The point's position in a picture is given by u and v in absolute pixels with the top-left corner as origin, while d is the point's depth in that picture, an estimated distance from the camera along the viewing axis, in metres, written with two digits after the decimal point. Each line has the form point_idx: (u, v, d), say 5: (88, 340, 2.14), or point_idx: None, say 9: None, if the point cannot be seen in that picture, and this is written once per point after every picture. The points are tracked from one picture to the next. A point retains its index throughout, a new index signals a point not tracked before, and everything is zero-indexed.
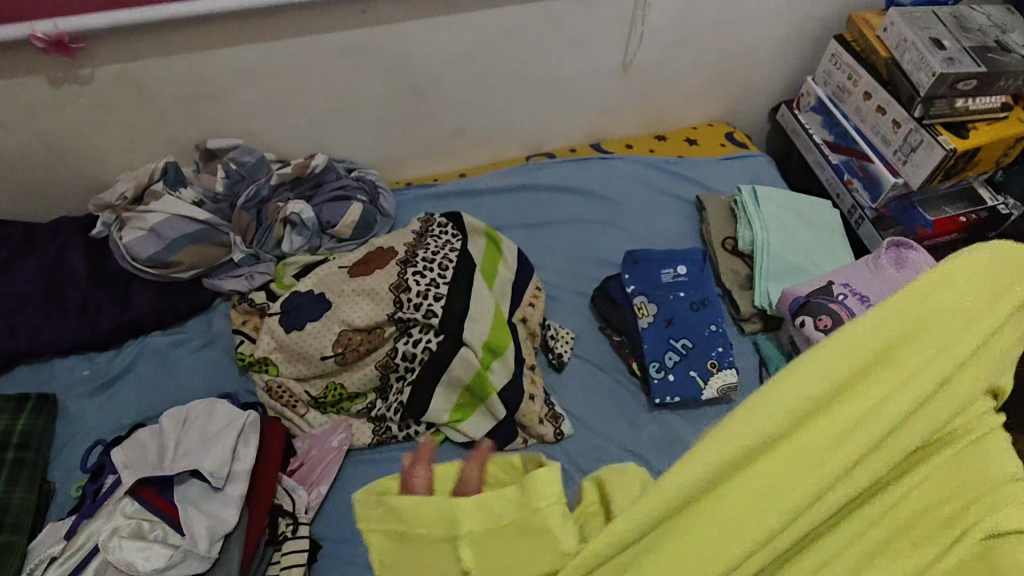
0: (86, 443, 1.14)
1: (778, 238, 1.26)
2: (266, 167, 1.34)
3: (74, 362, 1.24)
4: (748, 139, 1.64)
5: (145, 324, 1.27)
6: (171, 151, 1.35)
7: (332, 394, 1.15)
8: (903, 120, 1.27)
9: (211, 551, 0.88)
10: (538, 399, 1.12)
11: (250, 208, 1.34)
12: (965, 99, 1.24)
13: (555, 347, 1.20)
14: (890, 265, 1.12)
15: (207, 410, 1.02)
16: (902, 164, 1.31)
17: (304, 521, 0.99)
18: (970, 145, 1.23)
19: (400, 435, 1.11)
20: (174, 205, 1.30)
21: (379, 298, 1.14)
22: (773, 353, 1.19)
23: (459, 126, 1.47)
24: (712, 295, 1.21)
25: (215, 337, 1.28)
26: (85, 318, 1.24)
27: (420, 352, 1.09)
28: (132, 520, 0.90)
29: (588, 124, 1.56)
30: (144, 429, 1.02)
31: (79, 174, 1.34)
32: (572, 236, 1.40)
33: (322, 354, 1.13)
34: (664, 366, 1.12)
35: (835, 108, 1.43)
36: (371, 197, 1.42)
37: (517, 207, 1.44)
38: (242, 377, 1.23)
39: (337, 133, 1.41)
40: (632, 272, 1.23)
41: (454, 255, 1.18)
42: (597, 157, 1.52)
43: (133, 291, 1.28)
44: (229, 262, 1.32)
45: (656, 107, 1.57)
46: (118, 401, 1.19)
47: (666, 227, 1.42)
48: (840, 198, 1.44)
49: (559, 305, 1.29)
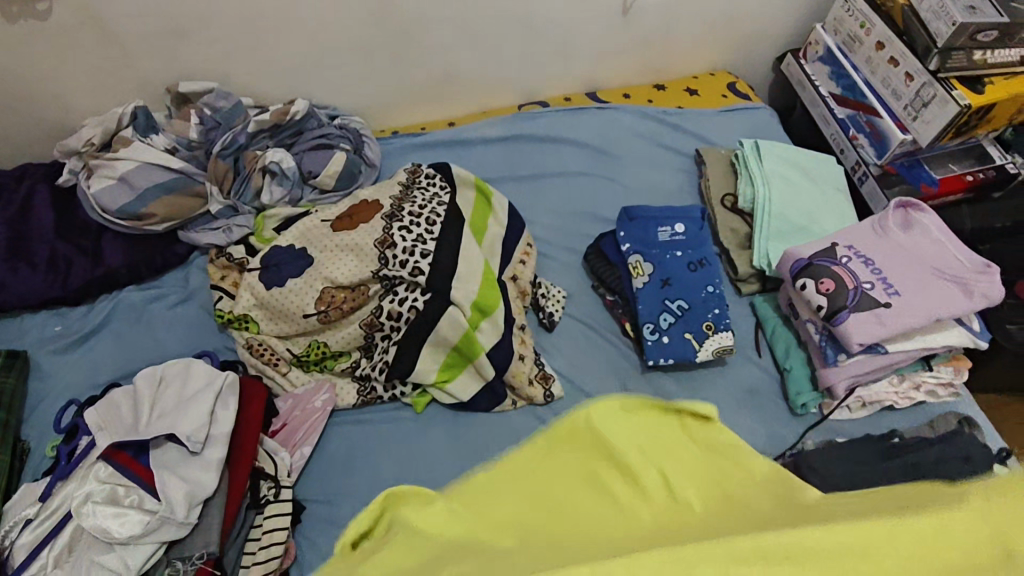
0: (59, 401, 1.10)
1: (780, 195, 1.22)
2: (243, 113, 1.27)
3: (46, 317, 1.18)
4: (750, 90, 1.57)
5: (118, 279, 1.21)
6: (140, 94, 1.27)
7: (315, 352, 1.10)
8: (916, 73, 1.21)
9: (189, 517, 0.86)
10: (528, 359, 1.09)
11: (227, 155, 1.26)
12: (984, 51, 1.18)
13: (545, 306, 1.16)
14: (895, 227, 1.08)
15: (183, 370, 0.98)
16: (911, 120, 1.25)
17: (286, 484, 0.96)
18: (985, 101, 1.17)
19: (386, 396, 1.08)
20: (144, 152, 1.23)
21: (364, 253, 1.09)
22: (771, 315, 1.15)
23: (448, 72, 1.39)
24: (710, 254, 1.17)
25: (192, 292, 1.22)
26: (55, 272, 1.18)
27: (407, 311, 1.05)
28: (106, 486, 0.87)
29: (583, 72, 1.48)
30: (117, 390, 0.97)
31: (43, 120, 1.26)
32: (565, 190, 1.34)
33: (304, 312, 1.08)
34: (659, 328, 1.09)
35: (843, 58, 1.37)
36: (355, 145, 1.34)
37: (508, 159, 1.38)
38: (220, 334, 1.18)
39: (320, 78, 1.32)
40: (628, 230, 1.17)
41: (442, 210, 1.13)
42: (592, 106, 1.45)
43: (105, 243, 1.22)
44: (206, 215, 1.26)
45: (657, 54, 1.49)
46: (92, 358, 1.15)
47: (662, 182, 1.36)
48: (844, 154, 1.40)
49: (552, 262, 1.24)
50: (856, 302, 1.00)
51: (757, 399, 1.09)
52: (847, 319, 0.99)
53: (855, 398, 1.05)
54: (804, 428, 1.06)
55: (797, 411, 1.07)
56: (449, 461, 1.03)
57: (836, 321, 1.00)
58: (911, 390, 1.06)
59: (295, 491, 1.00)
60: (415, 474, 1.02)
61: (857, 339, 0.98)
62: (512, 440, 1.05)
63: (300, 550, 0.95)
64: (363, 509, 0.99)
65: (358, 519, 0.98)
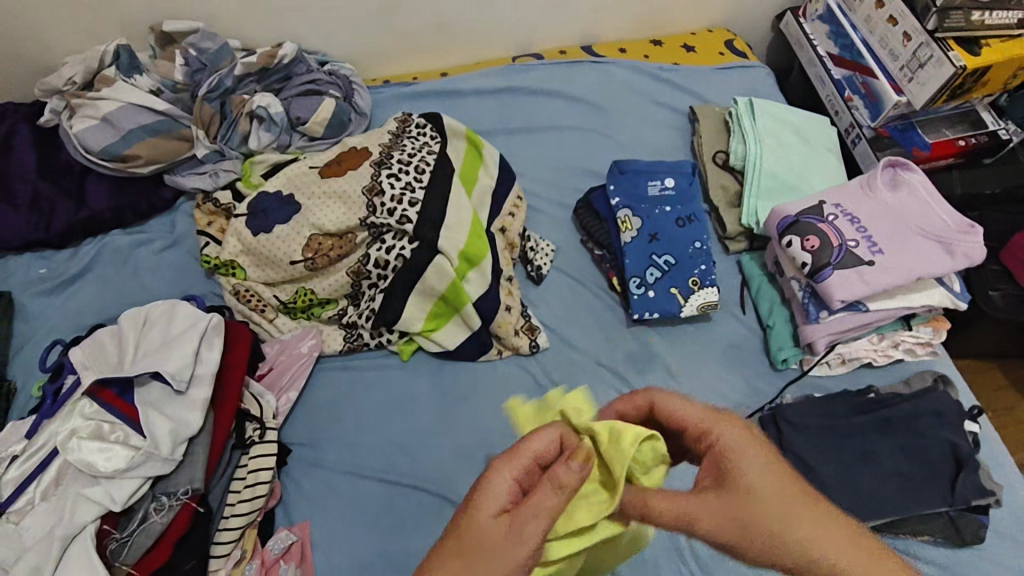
0: (44, 342, 1.09)
1: (771, 154, 1.22)
2: (230, 55, 1.24)
3: (31, 260, 1.17)
4: (748, 48, 1.54)
5: (103, 222, 1.20)
6: (123, 33, 1.24)
7: (301, 299, 1.10)
8: (914, 33, 1.19)
9: (174, 453, 0.86)
10: (514, 310, 1.09)
11: (213, 99, 1.24)
12: (981, 13, 1.17)
13: (533, 260, 1.16)
14: (883, 187, 1.08)
15: (167, 311, 0.97)
16: (907, 81, 1.23)
17: (271, 426, 0.97)
18: (981, 63, 1.15)
19: (372, 343, 1.09)
20: (128, 92, 1.20)
21: (351, 201, 1.07)
22: (756, 272, 1.16)
23: (439, 20, 1.36)
24: (700, 211, 1.17)
25: (179, 238, 1.21)
26: (38, 213, 1.17)
27: (394, 259, 1.06)
28: (91, 422, 0.88)
29: (579, 24, 1.45)
30: (101, 330, 0.98)
31: (23, 54, 1.23)
32: (559, 145, 1.33)
33: (291, 259, 1.07)
34: (645, 282, 1.10)
35: (843, 17, 1.33)
36: (345, 92, 1.31)
37: (500, 112, 1.36)
38: (208, 281, 1.17)
39: (308, 22, 1.29)
40: (618, 183, 1.17)
41: (431, 157, 1.12)
42: (587, 60, 1.43)
43: (89, 185, 1.20)
44: (193, 159, 1.23)
45: (654, 9, 1.46)
46: (77, 302, 1.14)
47: (657, 139, 1.35)
48: (838, 116, 1.39)
49: (540, 216, 1.24)
50: (840, 260, 1.01)
51: (738, 354, 1.10)
52: (831, 276, 1.00)
53: (835, 354, 1.06)
54: (784, 383, 1.08)
55: (778, 366, 1.08)
56: (434, 407, 1.04)
57: (819, 278, 1.01)
58: (889, 348, 1.08)
59: (280, 434, 1.02)
60: (403, 419, 1.03)
61: (839, 294, 0.98)
62: (497, 388, 1.06)
63: (285, 490, 0.98)
64: (348, 452, 1.01)
65: (343, 461, 1.00)
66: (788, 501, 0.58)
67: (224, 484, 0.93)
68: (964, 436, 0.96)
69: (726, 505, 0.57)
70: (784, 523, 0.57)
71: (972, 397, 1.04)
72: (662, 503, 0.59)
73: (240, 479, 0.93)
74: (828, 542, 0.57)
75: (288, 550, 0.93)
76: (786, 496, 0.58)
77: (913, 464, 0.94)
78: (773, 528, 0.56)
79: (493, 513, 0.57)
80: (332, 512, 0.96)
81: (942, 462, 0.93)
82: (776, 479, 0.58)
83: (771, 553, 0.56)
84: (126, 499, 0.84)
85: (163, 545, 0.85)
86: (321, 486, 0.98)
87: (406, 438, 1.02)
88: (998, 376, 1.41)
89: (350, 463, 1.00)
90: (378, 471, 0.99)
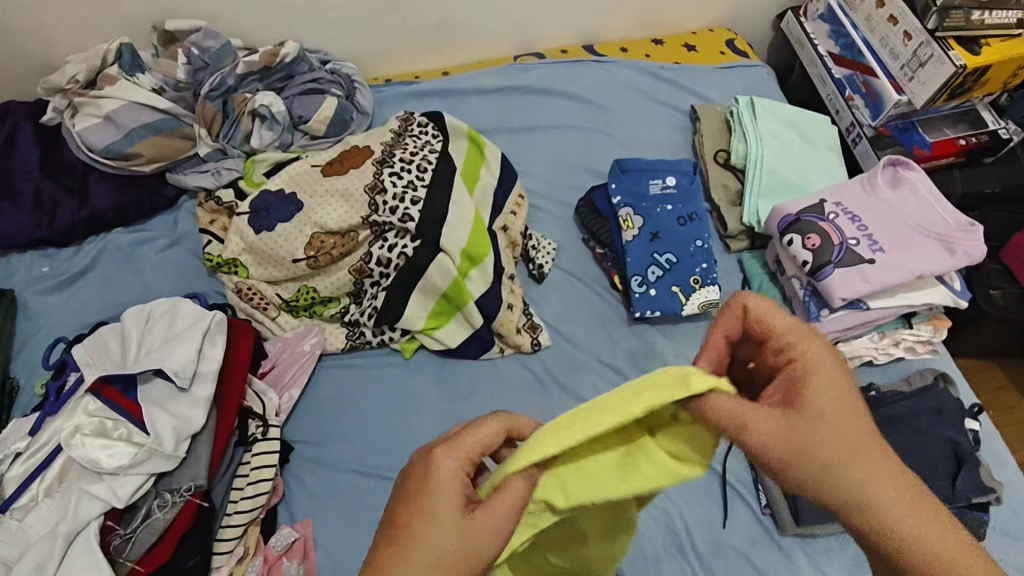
0: (48, 340, 1.10)
1: (772, 153, 1.22)
2: (232, 54, 1.25)
3: (33, 258, 1.18)
4: (748, 48, 1.55)
5: (105, 220, 1.20)
6: (125, 32, 1.25)
7: (304, 297, 1.11)
8: (914, 32, 1.19)
9: (178, 451, 0.87)
10: (516, 308, 1.10)
11: (215, 98, 1.24)
12: (980, 12, 1.17)
13: (535, 258, 1.16)
14: (884, 185, 1.09)
15: (171, 309, 0.97)
16: (907, 81, 1.23)
17: (274, 423, 0.98)
18: (981, 63, 1.16)
19: (374, 340, 1.09)
20: (131, 91, 1.20)
21: (353, 199, 1.08)
22: (757, 271, 1.17)
23: (441, 19, 1.36)
24: (701, 209, 1.17)
25: (181, 236, 1.21)
26: (41, 211, 1.17)
27: (396, 257, 1.06)
28: (96, 419, 0.88)
29: (580, 23, 1.45)
30: (105, 327, 0.98)
31: (26, 53, 1.23)
32: (560, 143, 1.33)
33: (293, 257, 1.08)
34: (647, 281, 1.10)
35: (844, 16, 1.34)
36: (347, 91, 1.32)
37: (501, 111, 1.36)
38: (210, 279, 1.17)
39: (311, 21, 1.29)
40: (620, 182, 1.17)
41: (433, 156, 1.12)
42: (588, 60, 1.43)
43: (92, 183, 1.21)
44: (196, 158, 1.24)
45: (656, 8, 1.46)
46: (80, 300, 1.14)
47: (658, 137, 1.35)
48: (839, 115, 1.39)
49: (542, 214, 1.24)
50: (841, 258, 1.01)
51: None
52: (831, 275, 1.00)
53: (836, 353, 1.07)
54: None
55: None
56: (436, 405, 1.05)
57: (820, 276, 1.01)
58: (890, 346, 1.08)
59: (283, 433, 1.02)
60: (405, 417, 1.04)
61: (840, 292, 0.99)
62: (499, 387, 1.07)
63: (288, 488, 0.98)
64: (350, 449, 1.01)
65: (346, 458, 1.00)
66: (857, 444, 0.52)
67: (227, 482, 0.94)
68: (964, 433, 0.96)
69: (788, 423, 0.51)
70: (851, 454, 0.52)
71: (973, 395, 1.05)
72: (725, 404, 0.49)
73: (243, 476, 0.93)
74: (882, 486, 0.51)
75: (291, 547, 0.93)
76: (852, 435, 0.52)
77: (913, 461, 0.94)
78: (829, 467, 0.51)
79: (450, 506, 0.50)
80: (335, 509, 0.96)
81: (942, 459, 0.94)
82: (846, 413, 0.52)
83: (816, 477, 0.51)
84: (130, 495, 0.84)
85: (166, 542, 0.85)
86: (324, 483, 0.98)
87: (408, 436, 1.02)
88: (998, 375, 1.41)
89: (353, 460, 1.00)
90: (380, 468, 0.99)
